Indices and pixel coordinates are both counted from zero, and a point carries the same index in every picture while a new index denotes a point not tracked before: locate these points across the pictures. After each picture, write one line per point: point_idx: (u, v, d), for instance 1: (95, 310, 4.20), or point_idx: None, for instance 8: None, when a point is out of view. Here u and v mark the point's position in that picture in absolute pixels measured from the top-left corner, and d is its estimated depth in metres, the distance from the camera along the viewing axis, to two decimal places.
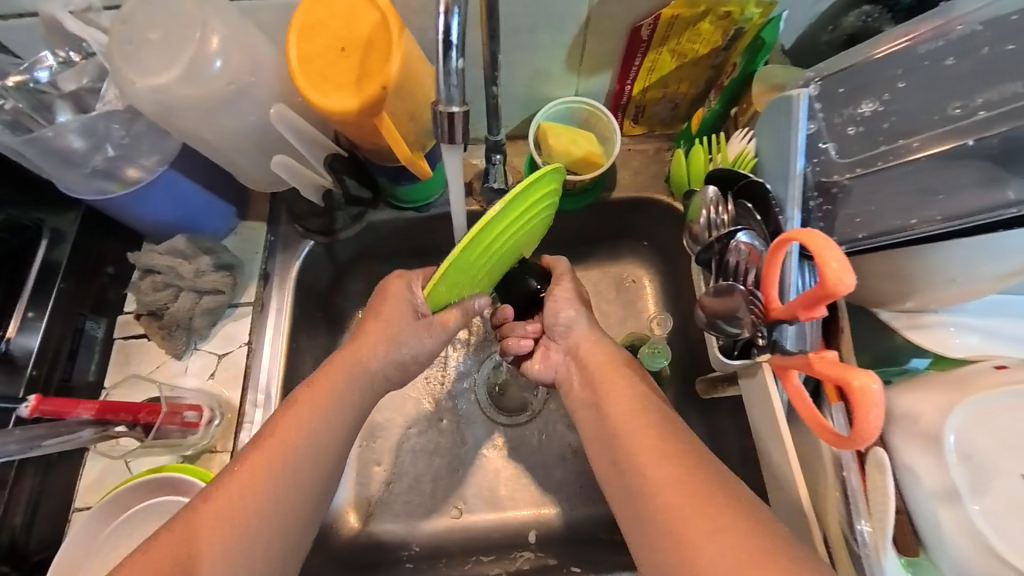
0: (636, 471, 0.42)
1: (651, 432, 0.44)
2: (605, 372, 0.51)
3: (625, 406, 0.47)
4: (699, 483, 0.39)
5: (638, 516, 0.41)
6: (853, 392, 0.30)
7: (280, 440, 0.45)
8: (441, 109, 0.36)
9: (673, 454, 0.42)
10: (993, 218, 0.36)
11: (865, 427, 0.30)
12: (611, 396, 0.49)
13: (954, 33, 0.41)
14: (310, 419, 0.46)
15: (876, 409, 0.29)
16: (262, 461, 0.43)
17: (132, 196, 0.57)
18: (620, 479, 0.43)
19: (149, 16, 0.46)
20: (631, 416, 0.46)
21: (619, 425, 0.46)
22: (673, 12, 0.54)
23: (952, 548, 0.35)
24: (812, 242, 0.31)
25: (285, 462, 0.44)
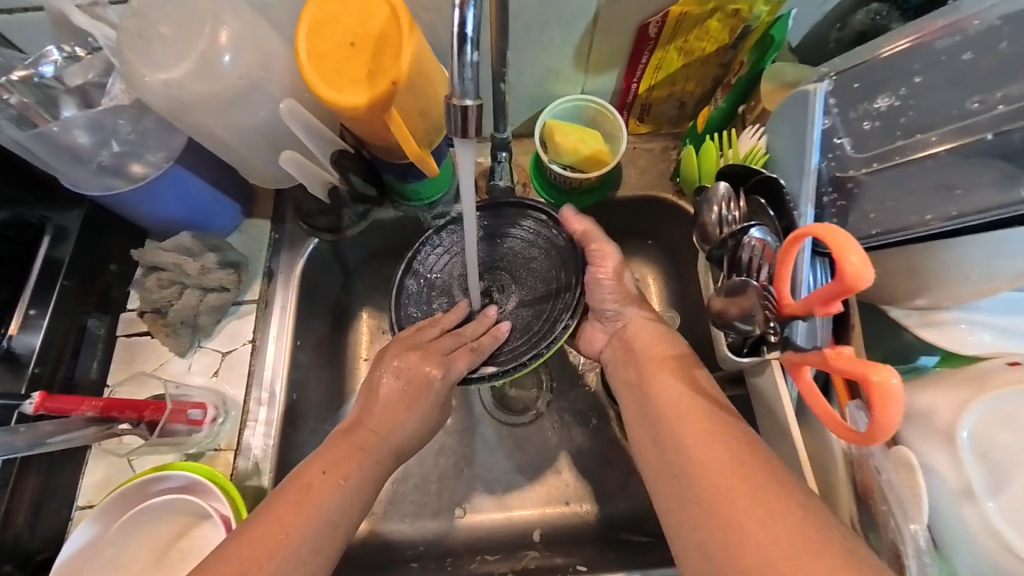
0: (679, 449, 0.42)
1: (701, 415, 0.44)
2: (657, 358, 0.51)
3: (675, 389, 0.47)
4: (748, 466, 0.38)
5: (678, 492, 0.40)
6: (873, 387, 0.29)
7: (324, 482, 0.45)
8: (455, 103, 0.36)
9: (716, 431, 0.42)
10: (1008, 213, 0.36)
11: (884, 424, 0.29)
12: (662, 378, 0.49)
13: (971, 29, 0.41)
14: (358, 462, 0.48)
15: (896, 405, 0.29)
16: (298, 498, 0.44)
17: (137, 193, 0.56)
18: (663, 458, 0.43)
19: (160, 11, 0.46)
20: (677, 397, 0.47)
21: (667, 406, 0.46)
22: (683, 9, 0.54)
23: (972, 547, 0.35)
24: (832, 238, 0.30)
25: (328, 498, 0.45)
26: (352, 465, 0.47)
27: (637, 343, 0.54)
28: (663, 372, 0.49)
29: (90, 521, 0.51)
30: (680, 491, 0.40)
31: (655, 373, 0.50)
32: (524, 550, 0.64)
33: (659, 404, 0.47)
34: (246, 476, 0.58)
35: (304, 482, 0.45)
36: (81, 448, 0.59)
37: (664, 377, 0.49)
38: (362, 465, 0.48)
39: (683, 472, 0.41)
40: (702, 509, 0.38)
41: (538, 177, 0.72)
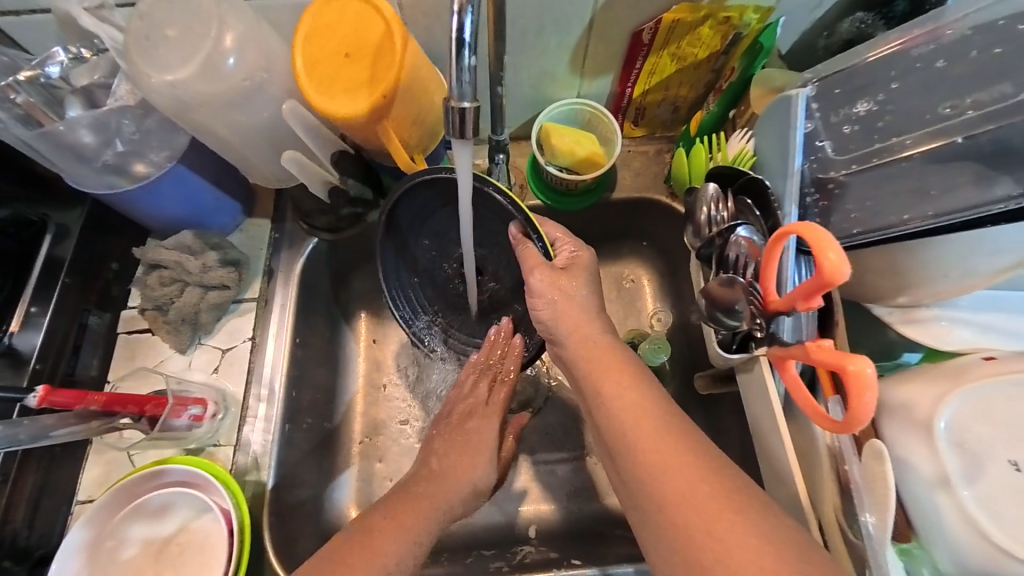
0: (646, 485, 0.39)
1: (662, 443, 0.40)
2: (606, 374, 0.46)
3: (631, 412, 0.43)
4: (719, 502, 0.36)
5: (658, 536, 0.38)
6: (848, 376, 0.31)
7: (381, 538, 0.45)
8: (453, 106, 0.37)
9: (685, 461, 0.39)
10: (980, 214, 0.37)
11: (860, 412, 0.31)
12: (616, 401, 0.44)
13: (945, 38, 0.42)
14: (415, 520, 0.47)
15: (870, 393, 0.30)
16: (361, 546, 0.44)
17: (141, 191, 0.57)
18: (630, 492, 0.41)
19: (166, 14, 0.47)
20: (634, 418, 0.42)
21: (624, 437, 0.42)
22: (676, 16, 0.56)
23: (948, 534, 0.36)
24: (811, 235, 0.32)
25: (390, 545, 0.45)
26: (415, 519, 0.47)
27: (581, 357, 0.48)
28: (615, 392, 0.44)
29: (93, 513, 0.52)
30: (649, 535, 0.39)
31: (609, 394, 0.45)
32: (519, 545, 0.66)
33: (616, 434, 0.43)
34: (245, 471, 0.59)
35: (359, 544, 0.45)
36: (80, 444, 0.60)
37: (615, 394, 0.44)
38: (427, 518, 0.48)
39: (651, 517, 0.38)
40: (677, 556, 0.36)
41: (534, 180, 0.73)
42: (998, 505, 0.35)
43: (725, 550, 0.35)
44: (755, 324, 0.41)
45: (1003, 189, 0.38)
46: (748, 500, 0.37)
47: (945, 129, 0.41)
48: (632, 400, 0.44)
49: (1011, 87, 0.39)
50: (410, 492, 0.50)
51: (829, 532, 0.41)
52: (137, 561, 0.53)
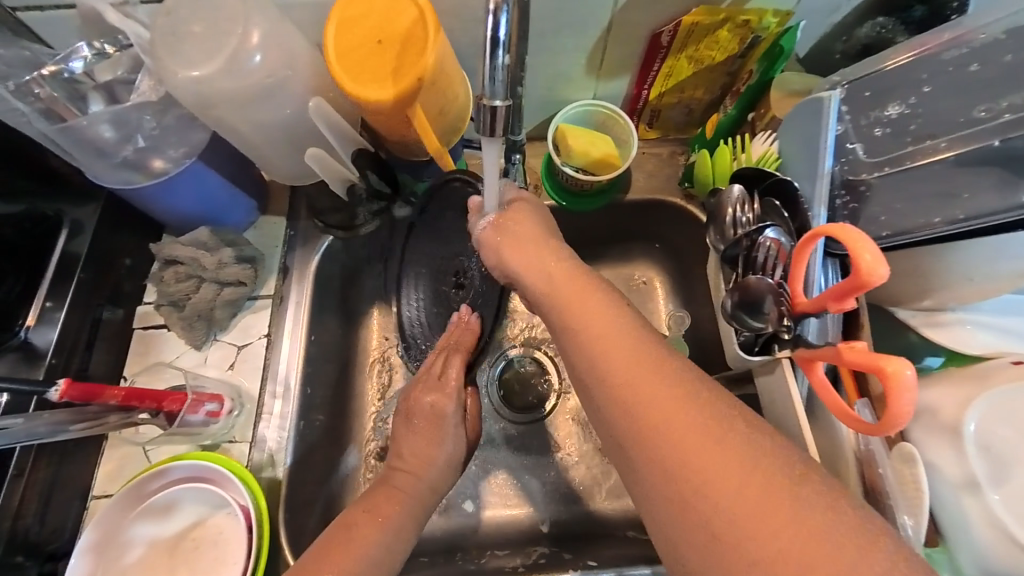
0: (623, 415, 0.37)
1: (639, 371, 0.38)
2: (575, 303, 0.44)
3: (603, 342, 0.40)
4: (697, 425, 0.34)
5: (639, 469, 0.36)
6: (886, 377, 0.30)
7: (360, 532, 0.46)
8: (484, 104, 0.37)
9: (663, 387, 0.37)
10: (1012, 217, 0.37)
11: (897, 414, 0.31)
12: (586, 329, 0.42)
13: (976, 41, 0.43)
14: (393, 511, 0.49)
15: (908, 394, 0.30)
16: (338, 545, 0.45)
17: (159, 187, 0.58)
18: (608, 426, 0.39)
19: (192, 11, 0.47)
20: (609, 350, 0.40)
21: (598, 367, 0.40)
22: (695, 19, 0.56)
23: (974, 537, 0.36)
24: (847, 237, 0.32)
25: (370, 540, 0.46)
26: (393, 509, 0.49)
27: (550, 289, 0.46)
28: (587, 320, 0.42)
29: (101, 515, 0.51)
30: (631, 465, 0.37)
31: (580, 323, 0.42)
32: (532, 545, 0.65)
33: (590, 366, 0.40)
34: (260, 468, 0.59)
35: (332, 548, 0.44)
36: (94, 439, 0.60)
37: (586, 323, 0.42)
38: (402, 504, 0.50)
39: (630, 446, 0.36)
40: (659, 482, 0.34)
41: (549, 180, 0.73)
42: None
43: (704, 471, 0.33)
44: (781, 326, 0.40)
45: None
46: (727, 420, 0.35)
47: (978, 129, 0.41)
48: (607, 329, 0.41)
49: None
50: (383, 487, 0.51)
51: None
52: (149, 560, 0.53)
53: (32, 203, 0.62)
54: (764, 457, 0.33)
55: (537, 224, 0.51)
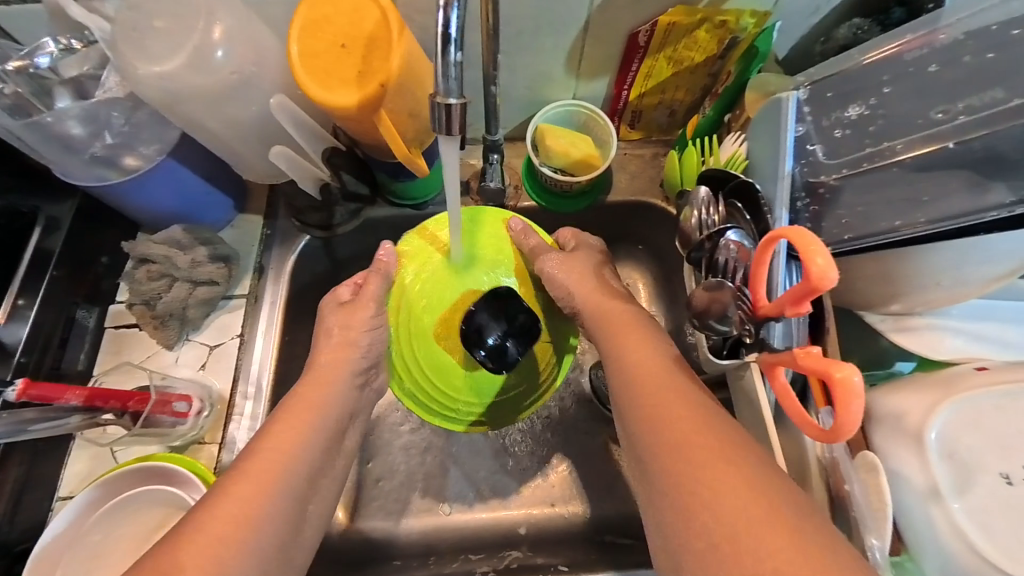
0: (647, 427, 0.40)
1: (667, 392, 0.42)
2: (618, 330, 0.49)
3: (638, 362, 0.45)
4: (711, 442, 0.37)
5: (654, 480, 0.38)
6: (835, 383, 0.30)
7: (273, 459, 0.43)
8: (439, 102, 0.37)
9: (688, 409, 0.40)
10: (975, 220, 0.37)
11: (847, 421, 0.30)
12: (626, 350, 0.47)
13: (938, 42, 0.42)
14: (306, 432, 0.46)
15: (857, 401, 0.30)
16: (256, 476, 0.42)
17: (132, 184, 0.57)
18: (632, 437, 0.41)
19: (156, 6, 0.46)
20: (645, 371, 0.44)
21: (631, 382, 0.44)
22: (672, 19, 0.56)
23: (936, 547, 0.35)
24: (800, 241, 0.31)
25: (288, 466, 0.43)
26: (302, 431, 0.46)
27: (598, 314, 0.52)
28: (626, 344, 0.47)
29: (70, 513, 0.52)
30: (646, 470, 0.39)
31: (617, 344, 0.48)
32: (506, 550, 0.65)
33: (626, 382, 0.44)
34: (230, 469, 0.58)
35: (254, 466, 0.42)
36: (64, 438, 0.59)
37: (626, 346, 0.47)
38: (312, 423, 0.47)
39: (648, 453, 0.39)
40: (672, 487, 0.36)
41: (529, 180, 0.73)
42: (990, 518, 0.34)
43: (714, 482, 0.34)
44: (744, 331, 0.40)
45: (996, 197, 0.37)
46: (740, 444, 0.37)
47: (938, 131, 0.40)
48: (648, 358, 0.45)
49: (1005, 92, 0.39)
50: (298, 397, 0.48)
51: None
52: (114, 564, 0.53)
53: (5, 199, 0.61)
54: (765, 476, 0.34)
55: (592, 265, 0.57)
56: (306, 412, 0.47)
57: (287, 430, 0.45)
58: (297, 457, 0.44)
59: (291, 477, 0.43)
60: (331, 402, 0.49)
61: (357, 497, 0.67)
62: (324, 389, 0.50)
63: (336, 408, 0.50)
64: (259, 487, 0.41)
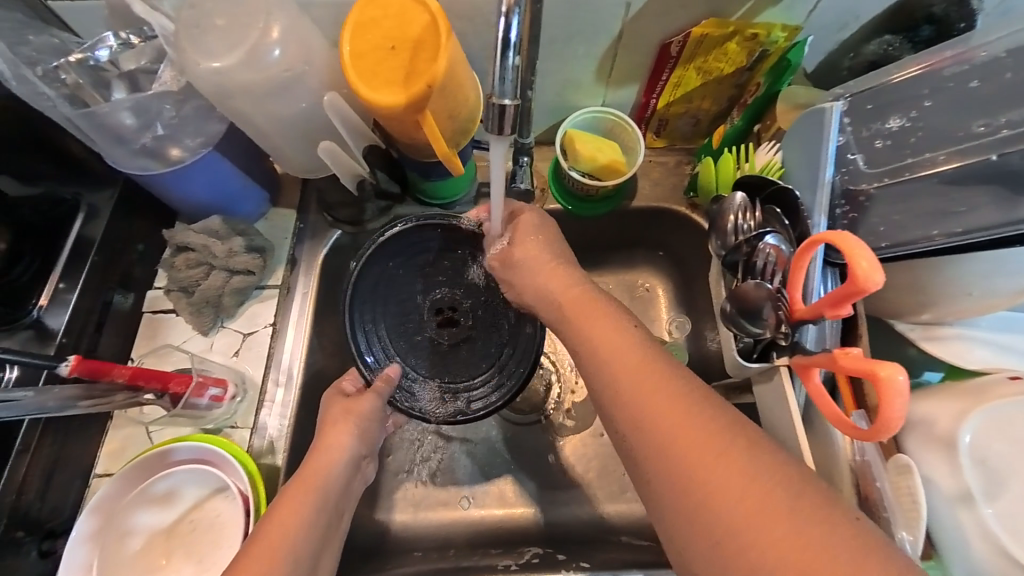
0: (638, 429, 0.38)
1: (644, 380, 0.40)
2: (584, 318, 0.47)
3: (613, 352, 0.43)
4: (701, 433, 0.36)
5: (658, 486, 0.36)
6: (879, 382, 0.31)
7: (295, 502, 0.47)
8: (494, 102, 0.39)
9: (677, 400, 0.38)
10: (1013, 231, 0.37)
11: (889, 419, 0.31)
12: (594, 337, 0.45)
13: (977, 59, 0.43)
14: (321, 478, 0.50)
15: (900, 399, 0.31)
16: (287, 506, 0.46)
17: (174, 174, 0.59)
18: (621, 435, 0.40)
19: (215, 4, 0.48)
20: (624, 363, 0.41)
21: (607, 376, 0.42)
22: (704, 31, 0.58)
23: (968, 554, 0.35)
24: (843, 243, 0.32)
25: (307, 504, 0.47)
26: (319, 477, 0.49)
27: (563, 305, 0.49)
28: (599, 336, 0.45)
29: (101, 496, 0.51)
30: (637, 463, 0.38)
31: (586, 333, 0.46)
32: (525, 546, 0.65)
33: (602, 373, 0.42)
34: (259, 454, 0.59)
35: (262, 545, 0.43)
36: (95, 420, 0.62)
37: (596, 331, 0.45)
38: (332, 469, 0.51)
39: (638, 451, 0.38)
40: (663, 479, 0.36)
41: (555, 185, 0.74)
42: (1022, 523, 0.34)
43: (703, 472, 0.34)
44: (779, 333, 0.40)
45: None
46: (722, 425, 0.36)
47: (977, 143, 0.41)
48: (625, 346, 0.43)
49: None
50: (299, 477, 0.49)
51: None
52: (148, 546, 0.53)
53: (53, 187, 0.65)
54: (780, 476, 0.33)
55: (544, 241, 0.54)
56: (303, 492, 0.48)
57: (308, 476, 0.49)
58: (302, 530, 0.45)
59: (309, 515, 0.46)
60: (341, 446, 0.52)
61: (377, 490, 0.69)
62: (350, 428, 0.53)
63: (339, 481, 0.51)
64: (287, 526, 0.45)
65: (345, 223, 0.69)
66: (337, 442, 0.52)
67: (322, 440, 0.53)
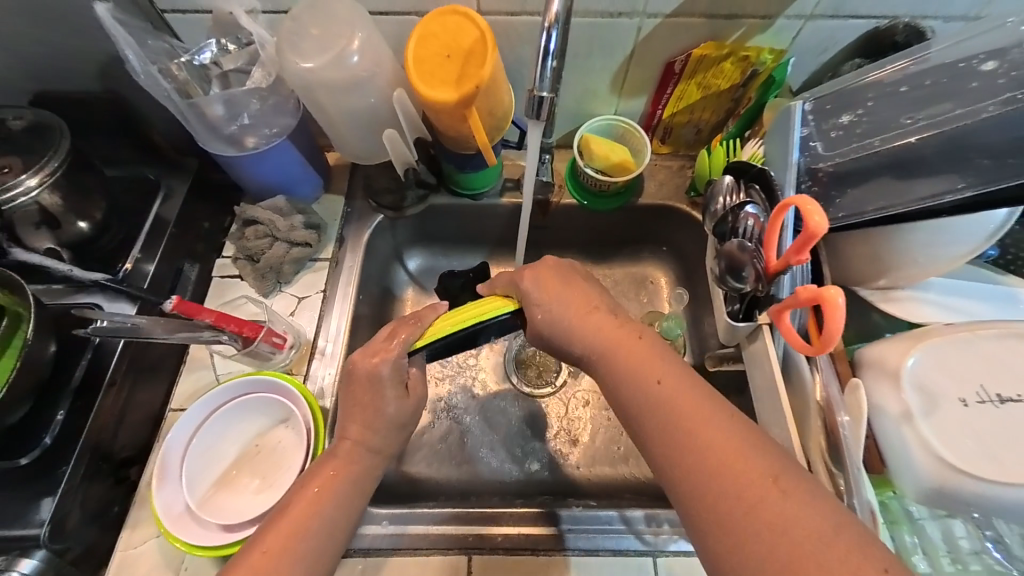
0: (697, 468, 0.40)
1: (702, 421, 0.42)
2: (634, 356, 0.48)
3: (669, 391, 0.45)
4: (761, 474, 0.38)
5: (717, 524, 0.38)
6: (825, 302, 0.40)
7: (330, 475, 0.52)
8: (535, 95, 0.50)
9: (735, 440, 0.40)
10: (930, 206, 0.47)
11: (833, 332, 0.40)
12: (646, 376, 0.47)
13: (909, 69, 0.53)
14: (352, 463, 0.53)
15: (841, 314, 0.39)
16: (320, 481, 0.51)
17: (253, 157, 0.71)
18: (676, 474, 0.41)
19: (311, 17, 0.60)
20: (683, 402, 0.44)
21: (663, 414, 0.44)
22: (704, 51, 0.69)
23: (911, 463, 0.42)
24: (799, 201, 0.42)
25: (337, 484, 0.51)
26: (349, 463, 0.53)
27: (606, 346, 0.51)
28: (653, 377, 0.46)
29: (162, 458, 0.57)
30: (692, 508, 0.40)
31: (634, 372, 0.47)
32: (540, 495, 0.74)
33: (657, 412, 0.44)
34: None
35: (288, 518, 0.48)
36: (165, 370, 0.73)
37: (651, 371, 0.47)
38: (360, 457, 0.54)
39: (695, 489, 0.40)
40: (721, 515, 0.38)
41: (572, 180, 0.84)
42: (950, 434, 0.42)
43: (765, 516, 0.36)
44: (758, 286, 0.49)
45: (964, 181, 0.46)
46: (772, 478, 0.38)
47: (903, 132, 0.51)
48: (682, 386, 0.45)
49: (955, 105, 0.49)
50: (334, 457, 0.53)
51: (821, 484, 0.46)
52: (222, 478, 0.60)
53: (137, 170, 0.83)
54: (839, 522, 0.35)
55: (568, 287, 0.56)
56: (334, 475, 0.52)
57: (337, 462, 0.53)
58: (324, 516, 0.49)
59: (337, 493, 0.51)
60: (379, 435, 0.56)
61: (406, 445, 0.77)
62: (377, 419, 0.56)
63: (368, 475, 0.54)
64: (314, 501, 0.49)
65: (389, 207, 0.80)
66: (377, 439, 0.56)
67: (355, 426, 0.56)
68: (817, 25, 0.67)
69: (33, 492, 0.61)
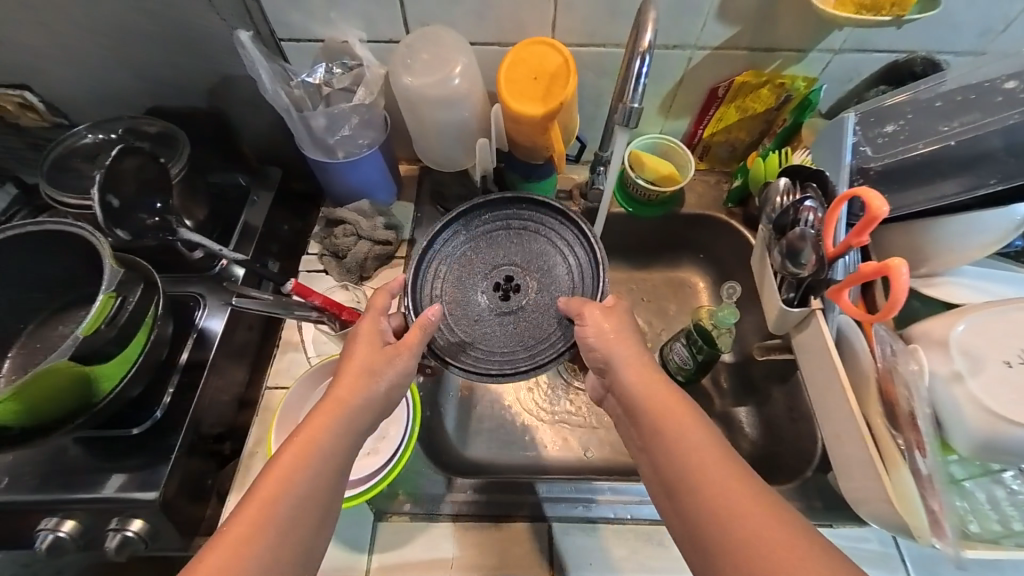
0: (710, 521, 0.45)
1: (719, 481, 0.46)
2: (657, 412, 0.52)
3: (689, 451, 0.49)
4: (773, 540, 0.42)
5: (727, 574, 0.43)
6: (892, 271, 0.48)
7: (309, 433, 0.50)
8: (628, 106, 0.59)
9: (754, 505, 0.44)
10: (968, 200, 0.56)
11: (898, 296, 0.48)
12: (666, 435, 0.51)
13: (941, 88, 0.61)
14: (329, 427, 0.51)
15: (905, 279, 0.48)
16: (300, 446, 0.49)
17: (346, 164, 0.80)
18: (689, 526, 0.47)
19: (421, 46, 0.70)
20: (698, 460, 0.48)
21: (681, 470, 0.48)
22: (745, 79, 0.79)
23: (965, 418, 0.48)
24: (864, 192, 0.51)
25: (314, 454, 0.49)
26: (321, 430, 0.51)
27: (632, 401, 0.54)
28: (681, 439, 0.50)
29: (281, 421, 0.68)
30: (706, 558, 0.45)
31: (653, 428, 0.52)
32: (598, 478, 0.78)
33: (677, 473, 0.48)
34: None
35: (262, 489, 0.46)
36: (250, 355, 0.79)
37: (674, 430, 0.50)
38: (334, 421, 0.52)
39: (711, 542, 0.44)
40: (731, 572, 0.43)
41: (620, 192, 0.92)
42: (997, 390, 0.48)
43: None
44: (819, 269, 0.57)
45: (995, 178, 0.56)
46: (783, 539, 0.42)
47: (941, 137, 0.59)
48: (706, 447, 0.48)
49: (981, 114, 0.59)
50: (313, 418, 0.52)
51: (884, 448, 0.52)
52: None
53: (228, 176, 0.90)
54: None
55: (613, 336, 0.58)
56: (308, 443, 0.50)
57: (314, 427, 0.51)
58: (297, 482, 0.47)
59: (314, 461, 0.49)
60: (354, 400, 0.53)
61: (467, 429, 0.82)
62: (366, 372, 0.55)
63: (344, 437, 0.52)
64: (292, 470, 0.48)
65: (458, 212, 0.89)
66: (355, 396, 0.53)
67: (335, 388, 0.54)
68: (845, 58, 0.78)
69: (142, 462, 0.65)
